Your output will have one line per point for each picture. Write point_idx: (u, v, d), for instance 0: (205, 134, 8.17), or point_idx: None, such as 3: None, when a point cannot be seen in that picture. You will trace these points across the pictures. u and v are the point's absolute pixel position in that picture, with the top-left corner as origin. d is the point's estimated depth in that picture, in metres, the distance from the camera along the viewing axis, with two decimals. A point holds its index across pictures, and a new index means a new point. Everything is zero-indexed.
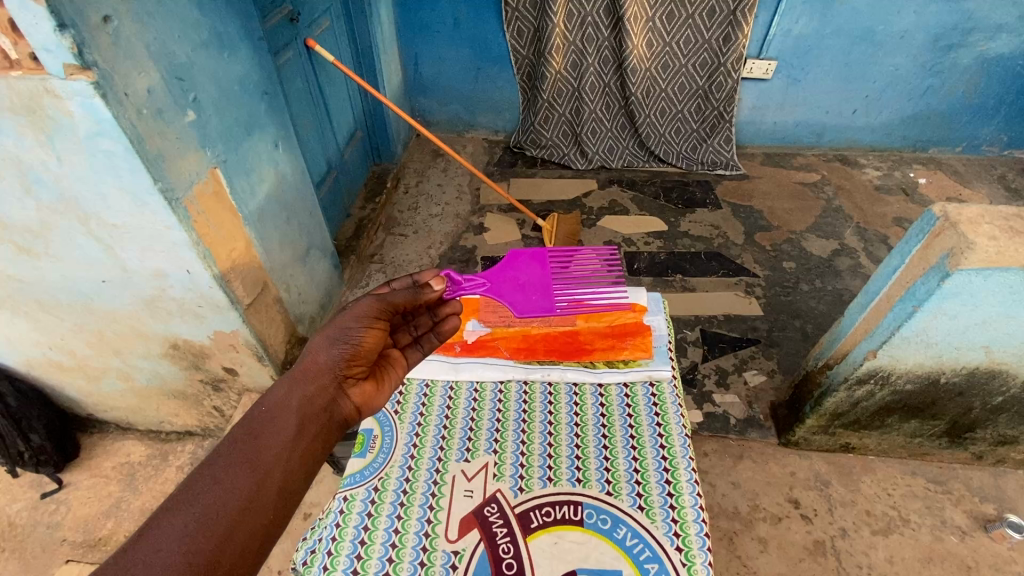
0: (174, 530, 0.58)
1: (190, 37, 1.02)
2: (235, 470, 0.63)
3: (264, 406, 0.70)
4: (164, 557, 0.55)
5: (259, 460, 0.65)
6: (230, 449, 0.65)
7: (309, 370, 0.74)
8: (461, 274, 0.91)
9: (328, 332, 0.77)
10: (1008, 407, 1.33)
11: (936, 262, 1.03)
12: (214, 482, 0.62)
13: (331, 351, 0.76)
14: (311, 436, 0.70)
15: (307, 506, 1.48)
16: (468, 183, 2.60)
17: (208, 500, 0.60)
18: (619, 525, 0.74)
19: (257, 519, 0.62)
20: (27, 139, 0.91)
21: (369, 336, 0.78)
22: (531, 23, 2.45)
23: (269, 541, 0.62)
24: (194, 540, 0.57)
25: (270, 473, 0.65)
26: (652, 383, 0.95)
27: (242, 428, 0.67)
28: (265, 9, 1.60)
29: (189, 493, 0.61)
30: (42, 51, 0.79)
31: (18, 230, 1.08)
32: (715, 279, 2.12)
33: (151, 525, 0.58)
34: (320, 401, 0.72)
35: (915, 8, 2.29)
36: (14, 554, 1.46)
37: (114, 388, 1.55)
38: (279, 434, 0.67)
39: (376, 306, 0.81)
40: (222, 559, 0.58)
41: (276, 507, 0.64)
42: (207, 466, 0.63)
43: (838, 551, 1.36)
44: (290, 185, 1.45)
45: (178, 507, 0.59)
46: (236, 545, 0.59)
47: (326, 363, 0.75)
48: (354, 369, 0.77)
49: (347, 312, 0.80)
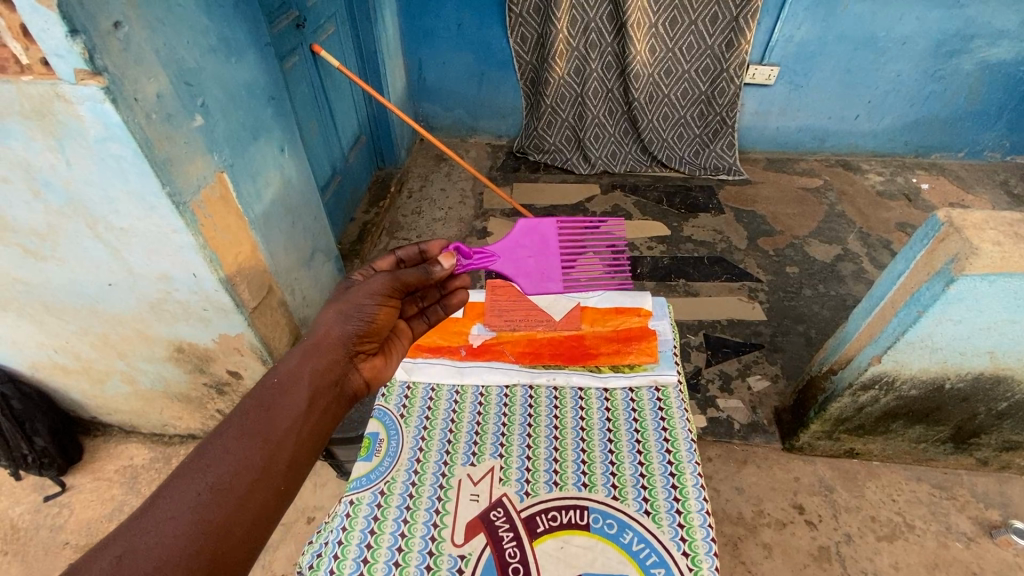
0: (187, 498, 0.58)
1: (198, 42, 1.03)
2: (248, 440, 0.63)
3: (276, 377, 0.70)
4: (177, 525, 0.56)
5: (270, 432, 0.65)
6: (242, 418, 0.65)
7: (322, 343, 0.75)
8: (469, 249, 0.94)
9: (342, 307, 0.77)
10: (1013, 412, 1.33)
11: (941, 268, 1.03)
12: (227, 451, 0.62)
13: (344, 326, 0.77)
14: (322, 409, 0.70)
15: (311, 510, 1.49)
16: (471, 188, 2.62)
17: (220, 469, 0.60)
18: (626, 530, 0.74)
19: (269, 490, 0.62)
20: (37, 143, 0.92)
21: (381, 313, 0.79)
22: (534, 29, 2.46)
23: (279, 510, 0.63)
24: (206, 509, 0.58)
25: (282, 446, 0.65)
26: (657, 388, 0.95)
27: (254, 399, 0.67)
28: (271, 15, 1.62)
29: (201, 461, 0.61)
30: (53, 56, 0.80)
31: (25, 233, 1.08)
32: (718, 283, 2.12)
33: (162, 491, 0.58)
34: (332, 375, 0.73)
35: (917, 14, 2.31)
36: (16, 557, 1.46)
37: (118, 391, 1.55)
38: (291, 407, 0.67)
39: (389, 283, 0.81)
40: (234, 528, 0.58)
41: (287, 479, 0.64)
42: (219, 434, 0.63)
43: (842, 557, 1.36)
44: (296, 189, 1.46)
45: (190, 475, 0.59)
46: (248, 515, 0.60)
47: (339, 338, 0.76)
48: (365, 344, 0.78)
49: (360, 287, 0.80)
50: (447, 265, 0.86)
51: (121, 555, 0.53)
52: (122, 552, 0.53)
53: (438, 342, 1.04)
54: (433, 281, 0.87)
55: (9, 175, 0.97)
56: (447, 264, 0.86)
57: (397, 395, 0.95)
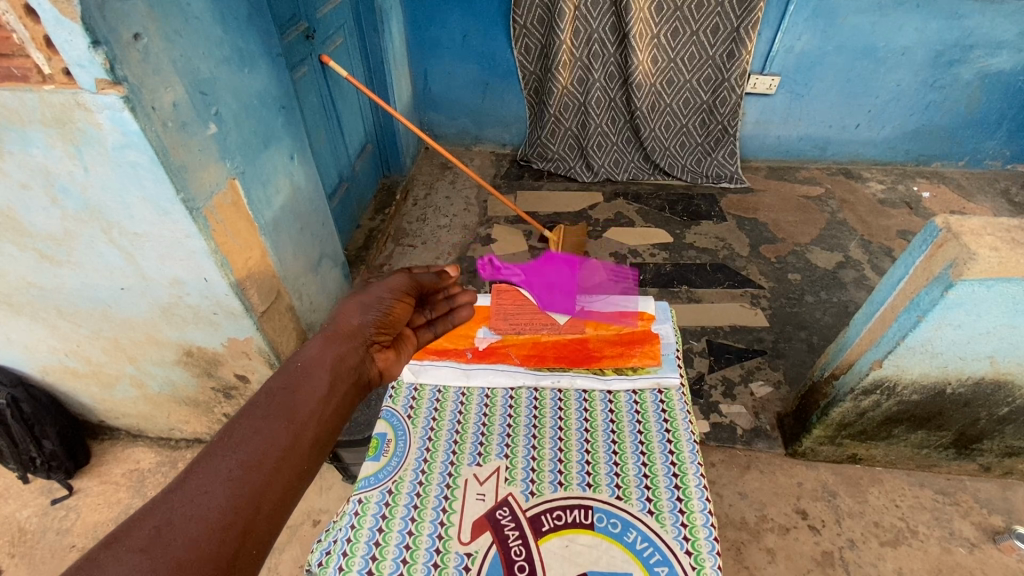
0: (218, 473, 0.59)
1: (213, 54, 1.06)
2: (274, 420, 0.65)
3: (300, 361, 0.72)
4: (211, 499, 0.57)
5: (294, 412, 0.66)
6: (268, 400, 0.67)
7: (342, 332, 0.77)
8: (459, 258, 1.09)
9: (361, 300, 0.81)
10: (1014, 417, 1.33)
11: (939, 273, 1.04)
12: (256, 430, 0.63)
13: (363, 316, 0.80)
14: (343, 393, 0.72)
15: (316, 513, 1.50)
16: (476, 196, 2.66)
17: (249, 446, 0.62)
18: (630, 529, 0.75)
19: (294, 467, 0.63)
20: (57, 151, 0.95)
21: (398, 306, 0.83)
22: (538, 40, 2.50)
23: (303, 487, 0.64)
24: (238, 483, 0.59)
25: (305, 427, 0.66)
26: (661, 391, 0.96)
27: (280, 382, 0.69)
28: (282, 26, 1.65)
29: (230, 439, 0.62)
30: (75, 67, 0.83)
31: (42, 239, 1.11)
32: (721, 290, 2.14)
33: (194, 468, 0.59)
34: (350, 361, 0.75)
35: (916, 25, 2.33)
36: (23, 559, 1.47)
37: (127, 395, 1.57)
38: (313, 389, 0.69)
39: (407, 282, 0.87)
40: (262, 503, 0.59)
41: (310, 457, 0.65)
42: (247, 415, 0.65)
43: (846, 563, 1.36)
44: (305, 197, 1.49)
45: (222, 452, 0.61)
46: (275, 491, 0.61)
47: (358, 327, 0.78)
48: (382, 335, 0.81)
49: (378, 286, 0.85)
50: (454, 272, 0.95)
51: (160, 526, 0.54)
52: (160, 524, 0.54)
53: (444, 345, 1.06)
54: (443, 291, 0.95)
55: (28, 181, 1.00)
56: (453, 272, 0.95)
57: (405, 397, 0.97)
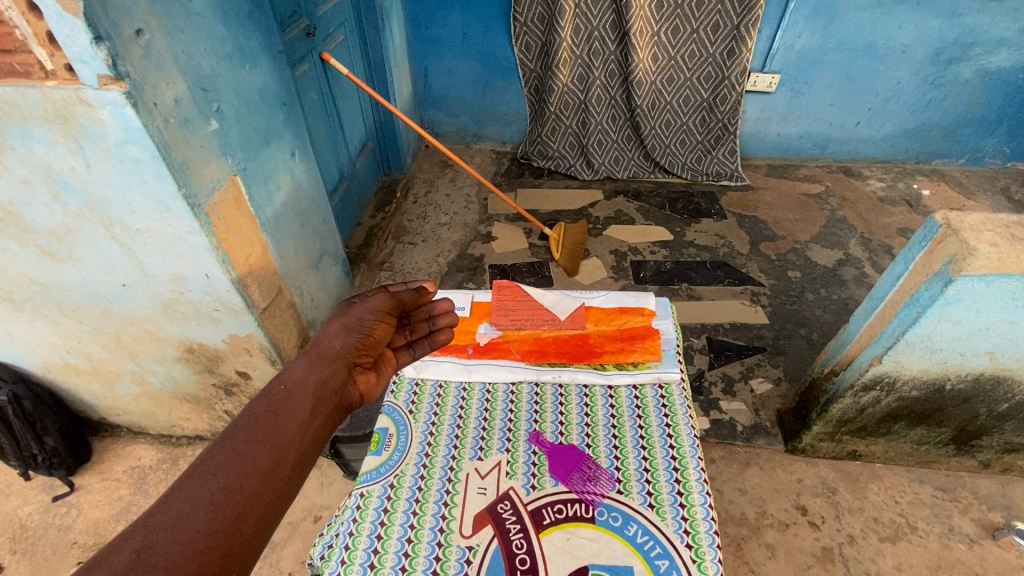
0: (199, 498, 0.57)
1: (214, 50, 1.06)
2: (256, 443, 0.63)
3: (283, 385, 0.70)
4: (191, 524, 0.55)
5: (277, 436, 0.65)
6: (251, 423, 0.65)
7: (325, 354, 0.75)
8: None
9: (343, 321, 0.80)
10: (1013, 413, 1.34)
11: (939, 269, 1.05)
12: (237, 454, 0.62)
13: (345, 338, 0.78)
14: (325, 417, 0.70)
15: (317, 509, 1.51)
16: (477, 194, 2.66)
17: (230, 470, 0.60)
18: (631, 522, 0.75)
19: (275, 492, 0.62)
20: (59, 147, 0.95)
21: (379, 327, 0.81)
22: (538, 38, 2.50)
23: (285, 512, 0.62)
24: (220, 507, 0.57)
25: (287, 450, 0.65)
26: (661, 385, 0.96)
27: (262, 404, 0.68)
28: (283, 22, 1.65)
29: (213, 463, 0.61)
30: (77, 62, 0.83)
31: (43, 235, 1.11)
32: (720, 287, 2.14)
33: (175, 491, 0.58)
34: (334, 383, 0.73)
35: (916, 23, 2.33)
36: (24, 555, 1.47)
37: (128, 392, 1.57)
38: (297, 413, 0.68)
39: (388, 302, 0.85)
40: (242, 527, 0.58)
41: (292, 481, 0.64)
42: (230, 437, 0.64)
43: (846, 558, 1.36)
44: (306, 193, 1.49)
45: (202, 476, 0.59)
46: (256, 514, 0.59)
47: (340, 349, 0.77)
48: (364, 357, 0.79)
49: (360, 306, 0.83)
50: (434, 287, 0.93)
51: (141, 549, 0.52)
52: (141, 547, 0.52)
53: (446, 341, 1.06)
54: (425, 308, 0.93)
55: (30, 177, 1.00)
56: (433, 286, 0.93)
57: (406, 392, 0.97)
